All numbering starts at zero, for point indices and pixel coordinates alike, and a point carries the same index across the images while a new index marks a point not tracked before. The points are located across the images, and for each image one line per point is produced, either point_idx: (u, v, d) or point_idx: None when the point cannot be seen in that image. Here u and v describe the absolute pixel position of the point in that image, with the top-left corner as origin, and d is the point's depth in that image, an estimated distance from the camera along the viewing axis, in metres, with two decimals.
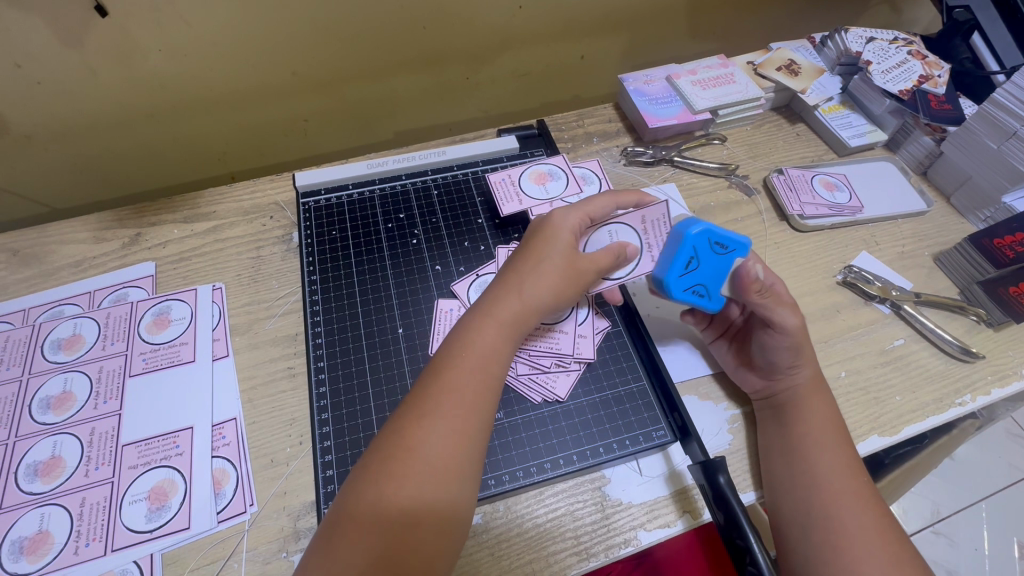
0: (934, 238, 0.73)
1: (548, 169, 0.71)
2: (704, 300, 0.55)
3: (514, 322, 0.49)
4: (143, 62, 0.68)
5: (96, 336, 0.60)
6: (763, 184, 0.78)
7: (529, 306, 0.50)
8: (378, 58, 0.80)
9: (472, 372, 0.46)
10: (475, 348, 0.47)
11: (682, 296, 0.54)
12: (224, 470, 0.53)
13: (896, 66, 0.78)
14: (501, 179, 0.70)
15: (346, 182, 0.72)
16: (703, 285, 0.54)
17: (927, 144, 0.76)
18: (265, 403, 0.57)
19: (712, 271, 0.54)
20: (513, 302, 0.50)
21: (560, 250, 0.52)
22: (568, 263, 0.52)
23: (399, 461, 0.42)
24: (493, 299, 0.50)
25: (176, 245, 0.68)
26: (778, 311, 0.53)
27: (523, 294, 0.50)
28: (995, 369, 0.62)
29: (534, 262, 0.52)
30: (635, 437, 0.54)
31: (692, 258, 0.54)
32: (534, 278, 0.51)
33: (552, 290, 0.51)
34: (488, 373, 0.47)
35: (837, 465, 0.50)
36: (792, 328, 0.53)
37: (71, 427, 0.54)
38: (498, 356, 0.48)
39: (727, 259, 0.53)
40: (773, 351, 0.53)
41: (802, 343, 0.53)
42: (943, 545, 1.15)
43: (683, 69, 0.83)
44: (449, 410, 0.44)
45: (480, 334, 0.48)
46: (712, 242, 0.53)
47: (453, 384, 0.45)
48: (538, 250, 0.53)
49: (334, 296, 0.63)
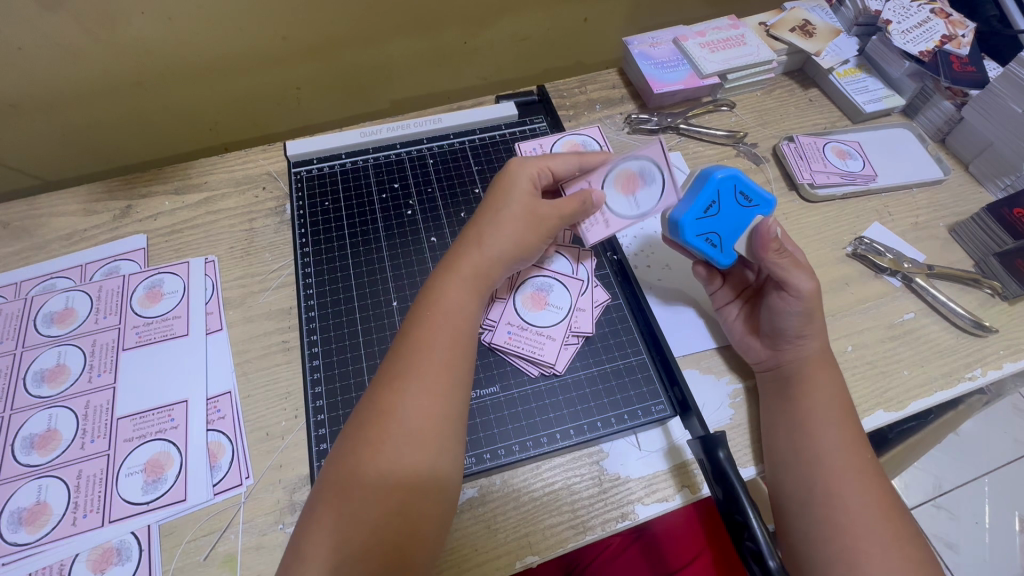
0: (950, 208, 0.70)
1: (582, 140, 0.66)
2: (714, 250, 0.53)
3: (478, 274, 0.50)
4: (127, 26, 0.65)
5: (88, 310, 0.59)
6: (773, 152, 0.75)
7: (490, 256, 0.50)
8: (372, 21, 0.77)
9: (439, 330, 0.46)
10: (441, 309, 0.47)
11: (694, 240, 0.53)
12: (219, 444, 0.53)
13: (918, 26, 0.73)
14: (533, 148, 0.65)
15: (340, 151, 0.69)
16: (717, 234, 0.52)
17: (946, 109, 0.72)
18: (259, 376, 0.56)
19: (731, 222, 0.52)
20: (474, 255, 0.50)
21: (522, 206, 0.52)
22: (526, 211, 0.52)
23: (382, 425, 0.41)
24: (455, 255, 0.51)
25: (168, 217, 0.67)
26: (794, 275, 0.50)
27: (483, 244, 0.51)
28: (1008, 344, 0.60)
29: (492, 214, 0.52)
30: (634, 412, 0.53)
31: (713, 202, 0.52)
32: (492, 230, 0.51)
33: (517, 241, 0.51)
34: (458, 330, 0.47)
35: (840, 440, 0.48)
36: (807, 294, 0.50)
37: (66, 400, 0.54)
38: (465, 314, 0.48)
39: (749, 212, 0.52)
40: (787, 316, 0.51)
41: (814, 312, 0.51)
42: (943, 518, 1.15)
43: (691, 31, 0.79)
44: (425, 371, 0.44)
45: (444, 293, 0.48)
46: (737, 190, 0.51)
47: (426, 348, 0.45)
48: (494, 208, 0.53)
49: (328, 268, 0.61)
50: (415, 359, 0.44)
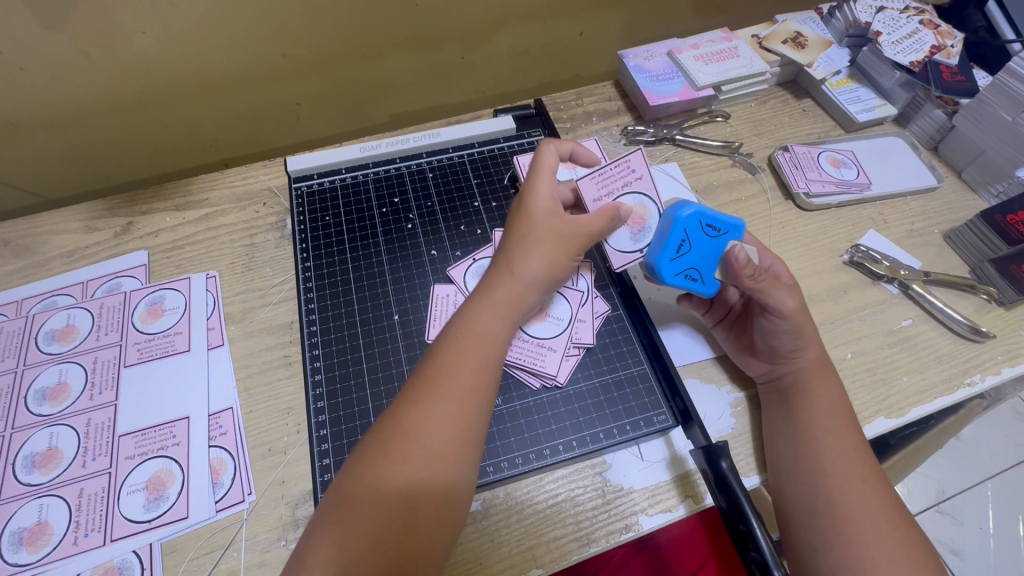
0: (944, 214, 0.71)
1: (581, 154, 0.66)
2: (697, 285, 0.54)
3: (511, 301, 0.48)
4: (129, 45, 0.66)
5: (90, 327, 0.59)
6: (768, 161, 0.76)
7: (525, 281, 0.48)
8: (370, 37, 0.78)
9: (469, 354, 0.46)
10: (470, 332, 0.47)
11: (674, 280, 0.54)
12: (222, 460, 0.52)
13: (907, 37, 0.75)
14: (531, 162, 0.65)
15: (340, 166, 0.70)
16: (696, 269, 0.54)
17: (939, 118, 0.74)
18: (261, 392, 0.56)
19: (705, 256, 0.54)
20: (508, 282, 0.48)
21: (548, 224, 0.50)
22: (554, 231, 0.50)
23: (401, 442, 0.41)
24: (488, 283, 0.49)
25: (169, 233, 0.67)
26: (775, 295, 0.51)
27: (515, 270, 0.49)
28: (1005, 349, 0.61)
29: (521, 238, 0.50)
30: (636, 422, 0.53)
31: (683, 240, 0.54)
32: (523, 255, 0.49)
33: (549, 264, 0.49)
34: (488, 355, 0.46)
35: (841, 446, 0.49)
36: (790, 311, 0.51)
37: (68, 418, 0.54)
38: (495, 342, 0.47)
39: (720, 241, 0.53)
40: (777, 336, 0.52)
41: (803, 325, 0.52)
42: (948, 524, 1.15)
43: (685, 44, 0.80)
44: (449, 393, 0.44)
45: (477, 319, 0.47)
46: (703, 224, 0.53)
47: (452, 370, 0.45)
48: (525, 228, 0.50)
49: (329, 283, 0.61)
50: (439, 379, 0.44)
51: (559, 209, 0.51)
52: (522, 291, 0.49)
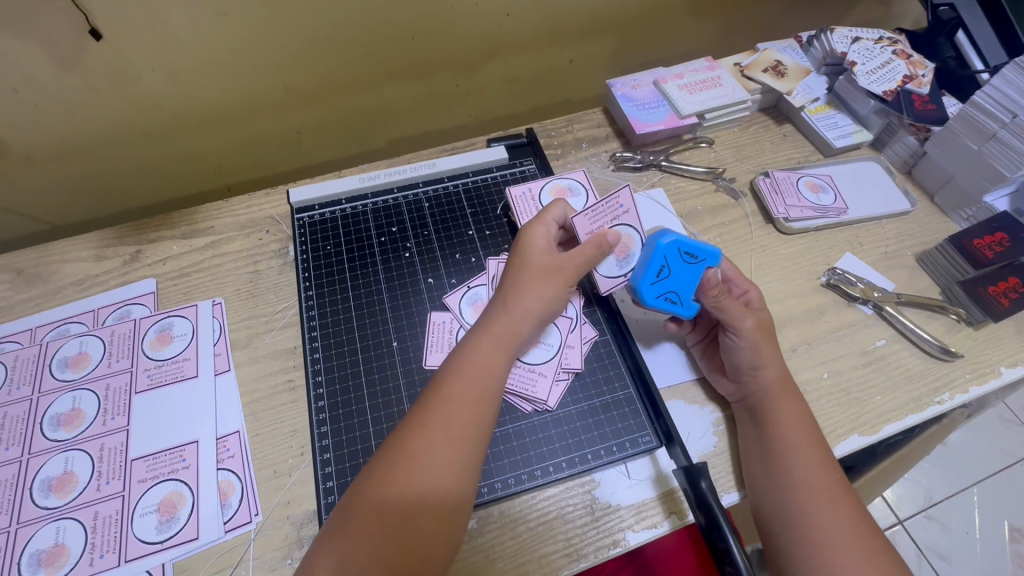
0: (917, 237, 0.74)
1: (569, 184, 0.69)
2: (676, 307, 0.57)
3: (506, 334, 0.52)
4: (138, 81, 0.70)
5: (102, 354, 0.62)
6: (749, 186, 0.79)
7: (518, 314, 0.53)
8: (368, 69, 0.81)
9: (468, 385, 0.49)
10: (469, 367, 0.50)
11: (655, 302, 0.57)
12: (229, 482, 0.55)
13: (880, 67, 0.78)
14: (522, 193, 0.68)
15: (340, 197, 0.73)
16: (675, 293, 0.57)
17: (911, 144, 0.77)
18: (266, 415, 0.59)
19: (684, 280, 0.57)
20: (503, 317, 0.53)
21: (539, 262, 0.55)
22: (543, 267, 0.55)
23: (403, 465, 0.45)
24: (486, 318, 0.54)
25: (176, 261, 0.70)
26: (733, 314, 0.55)
27: (510, 307, 0.53)
28: (973, 368, 0.64)
29: (515, 277, 0.55)
30: (623, 444, 0.56)
31: (663, 265, 0.57)
32: (515, 291, 0.54)
33: (540, 300, 0.54)
34: (486, 386, 0.50)
35: (810, 461, 0.52)
36: (748, 330, 0.55)
37: (82, 443, 0.57)
38: (492, 373, 0.50)
39: (697, 267, 0.57)
40: (737, 353, 0.56)
41: (761, 343, 0.56)
42: (935, 530, 1.18)
43: (670, 73, 0.83)
44: (450, 422, 0.47)
45: (474, 354, 0.51)
46: (681, 251, 0.57)
47: (453, 400, 0.48)
48: (520, 269, 0.55)
49: (330, 311, 0.64)
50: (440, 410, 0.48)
51: (547, 247, 0.57)
52: (515, 325, 0.53)
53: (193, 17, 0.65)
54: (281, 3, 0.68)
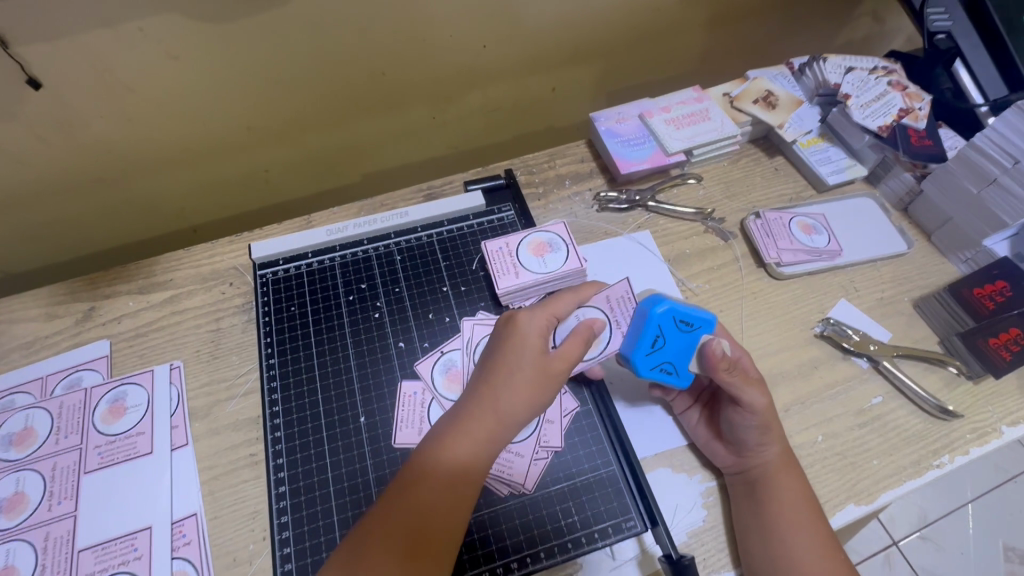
0: (914, 281, 0.71)
1: (548, 238, 0.65)
2: (671, 377, 0.54)
3: (489, 438, 0.47)
4: (86, 128, 0.65)
5: (49, 429, 0.58)
6: (740, 227, 0.75)
7: (505, 421, 0.48)
8: (337, 106, 0.77)
9: (439, 491, 0.45)
10: (444, 465, 0.46)
11: (650, 373, 0.54)
12: (185, 573, 0.51)
13: (875, 100, 0.75)
14: (499, 247, 0.65)
15: (306, 250, 0.69)
16: (670, 362, 0.54)
17: (908, 181, 0.74)
18: (226, 495, 0.55)
19: (679, 349, 0.53)
20: (487, 418, 0.47)
21: (535, 360, 0.49)
22: (541, 370, 0.49)
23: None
24: (467, 414, 0.48)
25: (132, 319, 0.66)
26: (746, 392, 0.51)
27: (498, 409, 0.47)
28: (973, 426, 0.61)
29: (506, 373, 0.49)
30: (605, 529, 0.53)
31: (658, 336, 0.53)
32: (506, 392, 0.48)
33: (529, 403, 0.48)
34: (459, 491, 0.46)
35: (812, 542, 0.50)
36: (761, 407, 0.52)
37: (25, 532, 0.53)
38: (468, 475, 0.46)
39: (693, 335, 0.53)
40: (744, 430, 0.52)
41: (768, 421, 0.52)
42: (930, 550, 1.16)
43: (656, 106, 0.79)
44: (416, 531, 0.44)
45: (449, 453, 0.46)
46: (677, 320, 0.52)
47: (422, 502, 0.45)
48: (512, 362, 0.49)
49: (294, 382, 0.60)
50: (406, 511, 0.44)
51: (545, 343, 0.51)
52: (499, 427, 0.48)
53: (141, 61, 0.61)
54: (238, 44, 0.63)
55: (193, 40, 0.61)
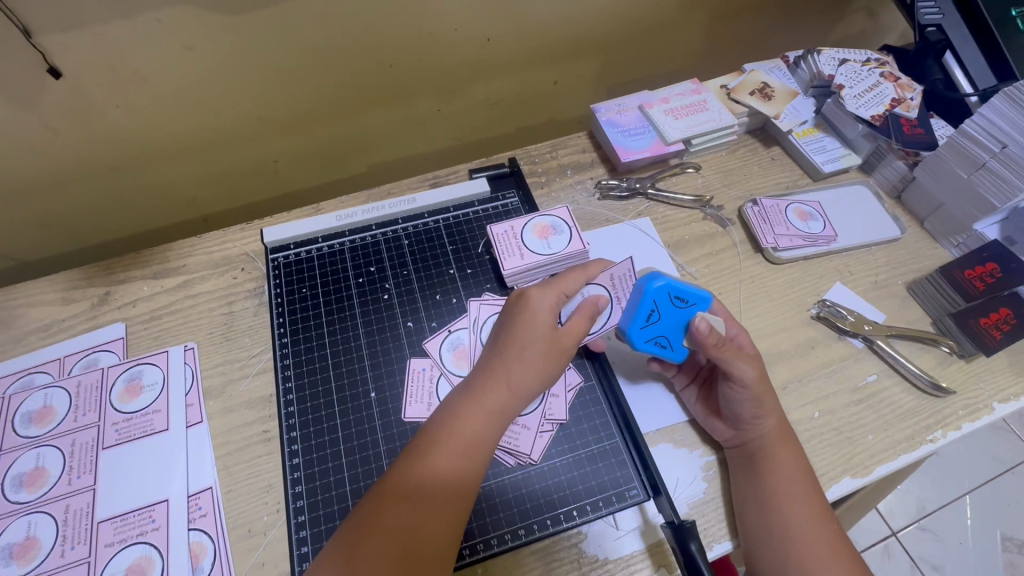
0: (908, 265, 0.73)
1: (551, 222, 0.68)
2: (665, 350, 0.56)
3: (501, 409, 0.50)
4: (103, 117, 0.67)
5: (67, 407, 0.59)
6: (738, 214, 0.77)
7: (517, 393, 0.50)
8: (345, 97, 0.79)
9: (454, 457, 0.47)
10: (458, 435, 0.48)
11: (645, 346, 0.56)
12: (202, 543, 0.53)
13: (868, 90, 0.77)
14: (504, 231, 0.67)
15: (316, 235, 0.71)
16: (665, 337, 0.56)
17: (900, 169, 0.76)
18: (240, 469, 0.57)
19: (673, 324, 0.55)
20: (501, 390, 0.50)
21: (545, 336, 0.52)
22: (550, 346, 0.52)
23: (371, 539, 0.43)
24: (481, 386, 0.50)
25: (147, 303, 0.68)
26: (736, 365, 0.53)
27: (510, 381, 0.50)
28: (966, 403, 0.63)
29: (518, 348, 0.51)
30: (609, 498, 0.55)
31: (653, 310, 0.55)
32: (519, 366, 0.51)
33: (539, 376, 0.51)
34: (473, 458, 0.48)
35: (808, 512, 0.51)
36: (751, 381, 0.53)
37: (46, 505, 0.54)
38: (480, 443, 0.48)
39: (687, 311, 0.55)
40: (738, 404, 0.54)
41: (762, 394, 0.54)
42: (928, 540, 1.17)
43: (655, 97, 0.82)
44: (432, 495, 0.46)
45: (464, 421, 0.48)
46: (672, 295, 0.54)
47: (436, 467, 0.46)
48: (523, 338, 0.52)
49: (306, 360, 0.62)
50: (422, 476, 0.46)
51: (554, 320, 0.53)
52: (512, 398, 0.50)
53: (157, 52, 0.63)
54: (250, 35, 0.65)
55: (208, 31, 0.63)
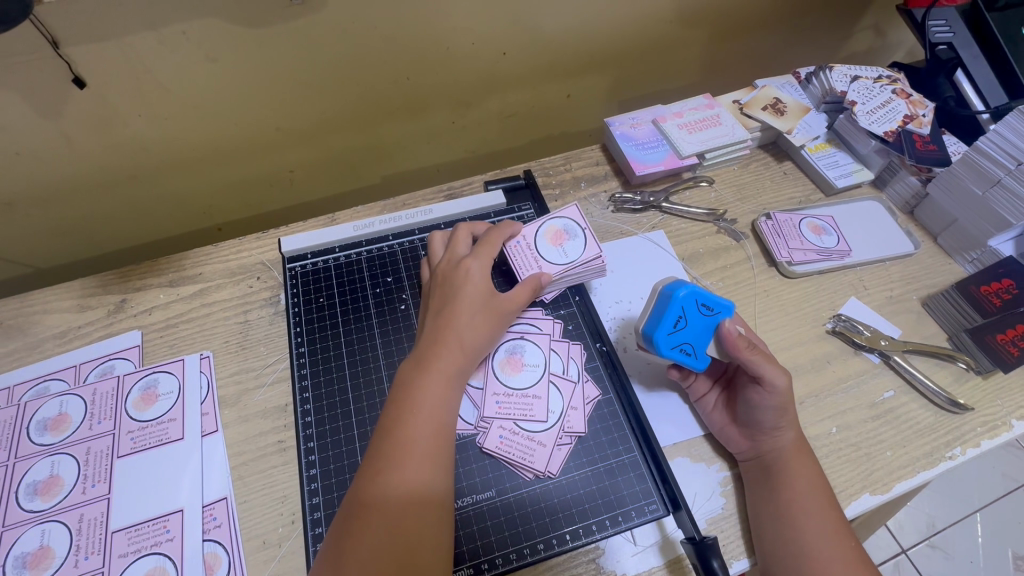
0: (922, 280, 0.73)
1: (564, 225, 0.67)
2: (690, 358, 0.56)
3: (454, 373, 0.53)
4: (123, 126, 0.68)
5: (82, 415, 0.59)
6: (751, 228, 0.78)
7: (467, 354, 0.55)
8: (362, 109, 0.80)
9: (423, 424, 0.50)
10: (420, 412, 0.50)
11: (670, 353, 0.55)
12: (216, 554, 0.53)
13: (881, 106, 0.77)
14: (516, 242, 0.66)
15: (333, 245, 0.71)
16: (690, 344, 0.55)
17: (913, 184, 0.76)
18: (256, 480, 0.57)
19: (698, 330, 0.55)
20: (453, 355, 0.54)
21: (479, 297, 0.57)
22: (491, 308, 0.57)
23: (362, 515, 0.45)
24: (432, 353, 0.54)
25: (163, 311, 0.68)
26: (769, 371, 0.53)
27: (461, 344, 0.55)
28: (984, 421, 0.63)
29: (461, 313, 0.56)
30: (628, 513, 0.54)
31: (680, 317, 0.55)
32: (465, 329, 0.56)
33: (485, 337, 0.57)
34: (441, 422, 0.50)
35: (826, 531, 0.50)
36: (782, 389, 0.53)
37: (60, 513, 0.54)
38: (444, 406, 0.51)
39: (713, 319, 0.55)
40: (763, 411, 0.53)
41: (786, 405, 0.54)
42: (939, 558, 1.16)
43: (669, 112, 0.82)
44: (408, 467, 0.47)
45: (425, 389, 0.51)
46: (699, 302, 0.55)
47: (406, 438, 0.48)
48: (461, 301, 0.57)
49: (323, 369, 0.62)
50: (395, 465, 0.47)
51: (490, 287, 0.59)
52: (464, 359, 0.54)
53: (179, 63, 0.63)
54: (272, 49, 0.66)
55: (231, 44, 0.63)
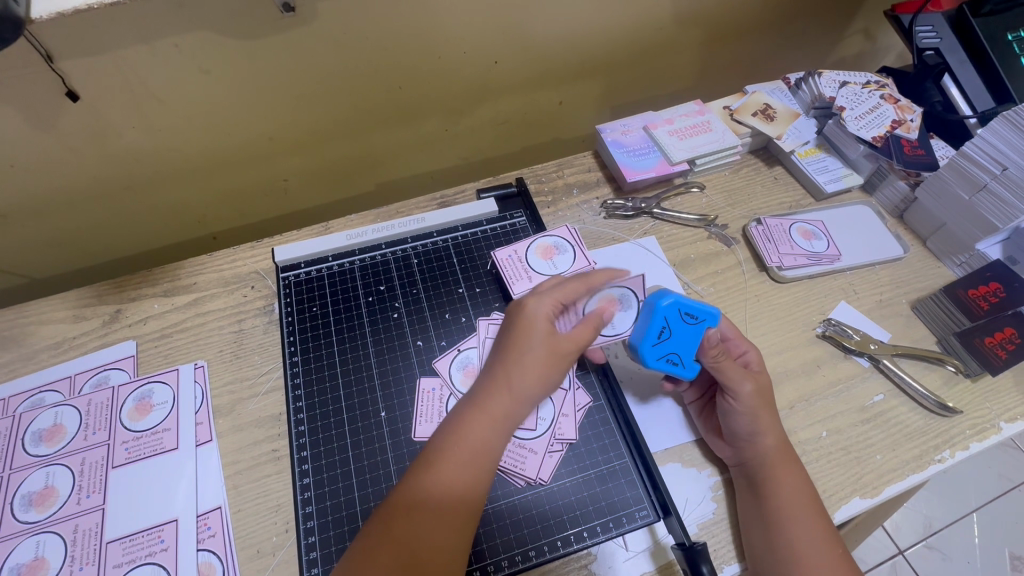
0: (911, 284, 0.74)
1: (554, 242, 0.70)
2: (678, 367, 0.56)
3: (506, 417, 0.50)
4: (117, 138, 0.68)
5: (77, 426, 0.60)
6: (742, 233, 0.78)
7: (519, 399, 0.51)
8: (355, 118, 0.80)
9: (462, 468, 0.47)
10: (463, 443, 0.48)
11: (656, 363, 0.56)
12: (210, 564, 0.53)
13: (869, 112, 0.78)
14: (508, 255, 0.69)
15: (326, 254, 0.72)
16: (676, 353, 0.56)
17: (902, 188, 0.77)
18: (250, 489, 0.57)
19: (685, 342, 0.56)
20: (504, 398, 0.50)
21: (541, 338, 0.52)
22: (552, 352, 0.52)
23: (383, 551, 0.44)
24: (485, 393, 0.51)
25: (157, 321, 0.68)
26: (732, 376, 0.55)
27: (513, 388, 0.51)
28: (973, 424, 0.63)
29: (519, 354, 0.52)
30: (619, 519, 0.55)
31: (664, 327, 0.56)
32: (521, 374, 0.51)
33: (541, 384, 0.52)
34: (482, 468, 0.48)
35: (813, 537, 0.50)
36: (745, 394, 0.54)
37: (54, 525, 0.54)
38: (488, 453, 0.49)
39: (697, 328, 0.56)
40: (733, 417, 0.55)
41: (759, 410, 0.55)
42: (936, 559, 1.16)
43: (659, 118, 0.83)
44: (438, 509, 0.46)
45: (472, 431, 0.49)
46: (681, 312, 0.56)
47: (443, 482, 0.47)
48: (521, 341, 0.52)
49: (316, 378, 0.62)
50: (431, 499, 0.46)
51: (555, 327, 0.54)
52: (516, 406, 0.50)
53: (172, 76, 0.64)
54: (264, 60, 0.67)
55: (223, 56, 0.64)
